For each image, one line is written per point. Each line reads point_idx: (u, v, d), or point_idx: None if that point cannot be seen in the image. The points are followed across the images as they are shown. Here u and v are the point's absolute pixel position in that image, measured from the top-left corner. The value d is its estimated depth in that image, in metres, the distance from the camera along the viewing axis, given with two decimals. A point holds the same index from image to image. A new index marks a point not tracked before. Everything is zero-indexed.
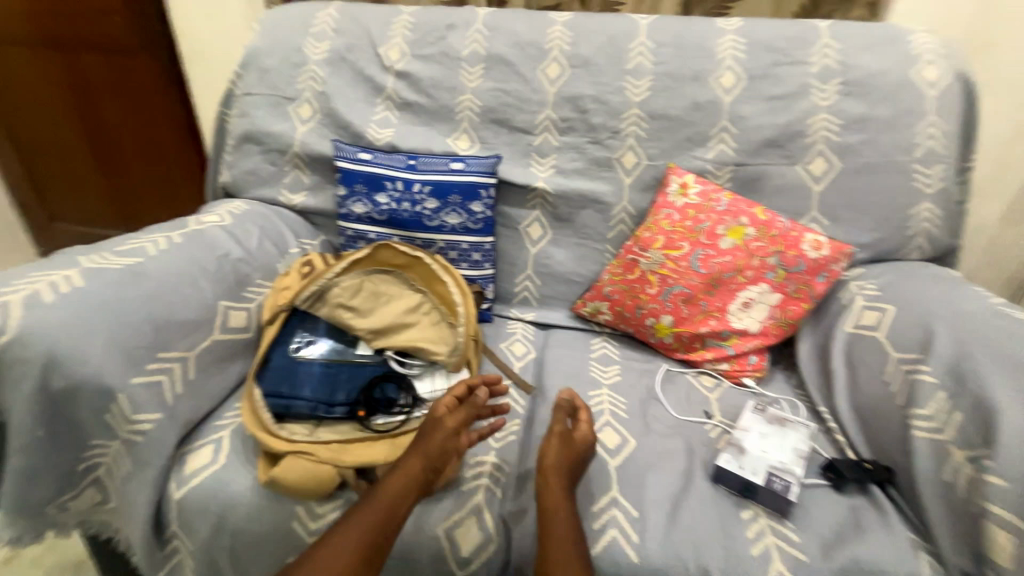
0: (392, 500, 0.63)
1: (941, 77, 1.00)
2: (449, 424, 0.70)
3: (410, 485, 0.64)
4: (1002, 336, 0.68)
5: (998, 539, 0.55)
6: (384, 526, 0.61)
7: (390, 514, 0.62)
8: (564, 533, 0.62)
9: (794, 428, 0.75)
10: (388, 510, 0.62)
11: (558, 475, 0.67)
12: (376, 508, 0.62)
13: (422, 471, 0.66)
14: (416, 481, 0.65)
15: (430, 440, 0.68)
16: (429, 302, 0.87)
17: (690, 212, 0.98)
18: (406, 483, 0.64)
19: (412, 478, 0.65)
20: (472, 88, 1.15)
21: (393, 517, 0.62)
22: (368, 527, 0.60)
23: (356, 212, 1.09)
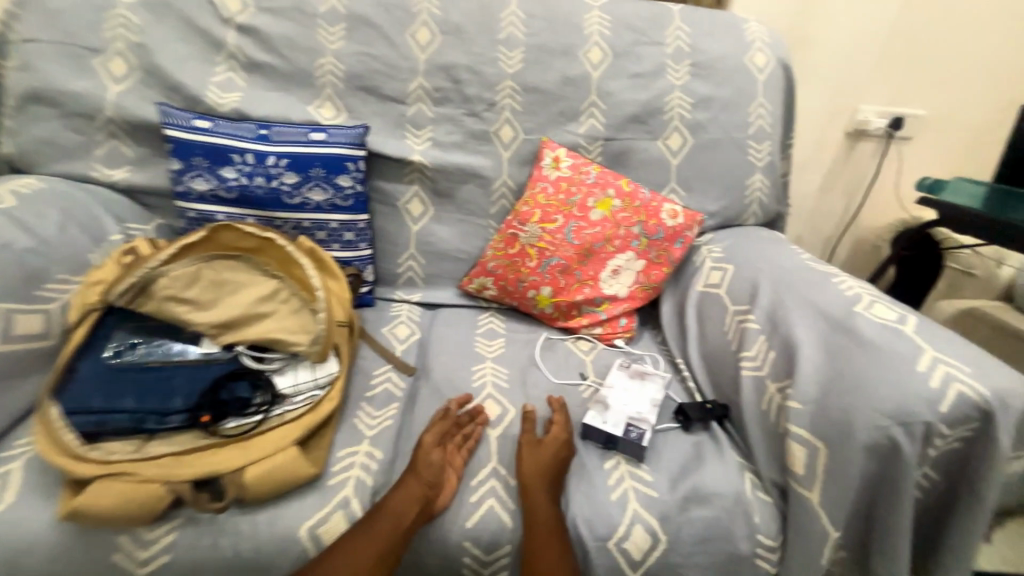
0: (393, 524, 0.60)
1: (770, 63, 1.14)
2: (431, 441, 0.69)
3: (416, 504, 0.62)
4: (807, 284, 0.81)
5: (795, 452, 0.65)
6: (384, 553, 0.58)
7: (393, 539, 0.59)
8: (547, 525, 0.62)
9: (652, 381, 0.83)
10: (391, 534, 0.59)
11: (541, 478, 0.66)
12: (374, 536, 0.59)
13: (416, 489, 0.63)
14: (418, 503, 0.62)
15: (422, 459, 0.66)
16: (287, 288, 0.78)
17: (563, 185, 1.02)
18: (402, 506, 0.61)
19: (410, 499, 0.62)
20: (334, 51, 1.03)
21: (392, 541, 0.59)
22: (368, 555, 0.57)
23: (197, 189, 0.93)
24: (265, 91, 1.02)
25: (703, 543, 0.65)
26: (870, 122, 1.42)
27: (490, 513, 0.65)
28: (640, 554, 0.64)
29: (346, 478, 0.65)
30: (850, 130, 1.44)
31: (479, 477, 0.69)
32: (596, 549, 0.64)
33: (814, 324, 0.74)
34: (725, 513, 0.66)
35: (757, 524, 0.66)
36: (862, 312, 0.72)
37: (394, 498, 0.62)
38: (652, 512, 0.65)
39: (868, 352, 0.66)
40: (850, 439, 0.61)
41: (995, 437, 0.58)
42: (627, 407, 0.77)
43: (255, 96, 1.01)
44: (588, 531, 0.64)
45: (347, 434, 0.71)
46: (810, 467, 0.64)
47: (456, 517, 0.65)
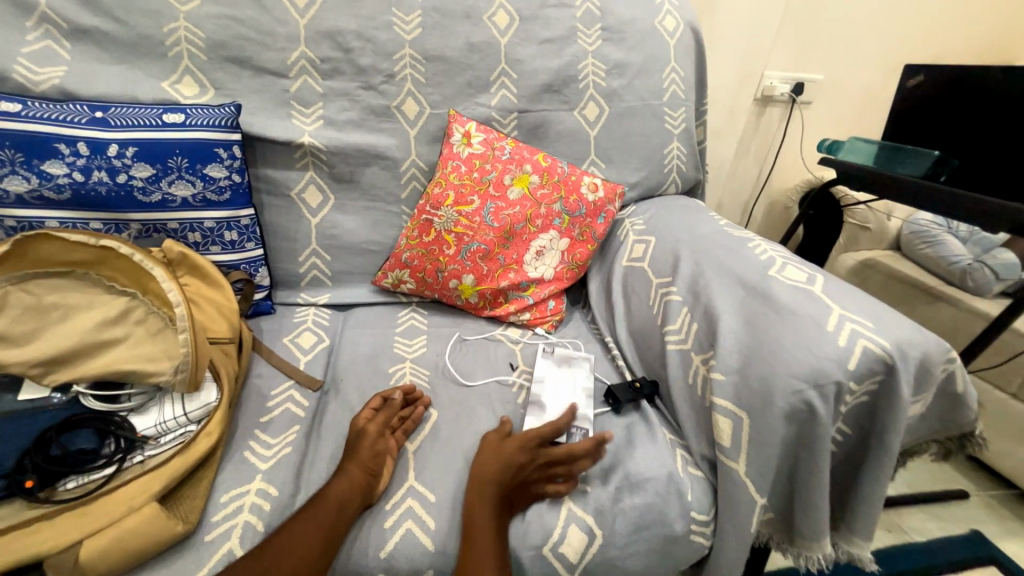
0: (334, 508, 0.56)
1: (680, 27, 1.11)
2: (374, 429, 0.66)
3: (359, 486, 0.59)
4: (723, 251, 0.80)
5: (721, 424, 0.64)
6: (326, 539, 0.54)
7: (335, 526, 0.55)
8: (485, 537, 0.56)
9: (577, 364, 0.83)
10: (332, 520, 0.55)
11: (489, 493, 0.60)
12: (310, 531, 0.54)
13: (358, 477, 0.60)
14: (361, 487, 0.59)
15: (362, 445, 0.63)
16: (140, 307, 0.64)
17: (476, 162, 0.94)
18: (343, 491, 0.58)
19: (353, 485, 0.58)
20: (186, 13, 0.84)
21: (331, 528, 0.55)
22: (307, 543, 0.53)
23: (13, 191, 0.74)
24: (99, 63, 0.83)
25: (639, 530, 0.62)
26: (775, 87, 1.45)
27: (410, 537, 0.58)
28: (576, 555, 0.60)
29: (230, 526, 0.55)
30: (759, 96, 1.48)
31: (396, 497, 0.61)
32: (530, 559, 0.59)
33: (733, 293, 0.73)
34: (659, 496, 0.64)
35: (690, 502, 0.65)
36: (775, 275, 0.72)
37: (335, 485, 0.58)
38: (585, 509, 0.62)
39: (782, 316, 0.65)
40: (771, 407, 0.61)
41: (898, 389, 0.59)
42: (564, 401, 0.76)
43: (85, 71, 0.81)
44: (520, 540, 0.59)
45: (234, 471, 0.60)
46: (735, 438, 0.63)
47: (369, 549, 0.57)
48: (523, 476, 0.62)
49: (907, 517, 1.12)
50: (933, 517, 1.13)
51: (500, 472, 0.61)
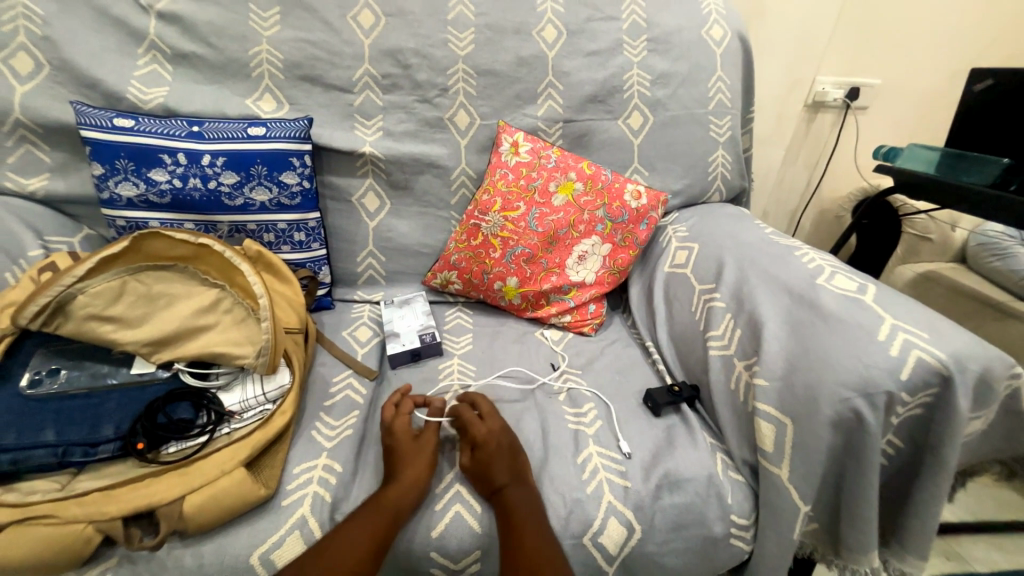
0: (389, 516, 0.58)
1: (727, 35, 1.11)
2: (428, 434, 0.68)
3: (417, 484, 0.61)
4: (770, 258, 0.80)
5: (763, 430, 0.65)
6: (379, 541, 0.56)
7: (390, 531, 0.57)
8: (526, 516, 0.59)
9: (416, 301, 1.01)
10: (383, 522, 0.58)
11: (513, 476, 0.63)
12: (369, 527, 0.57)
13: (412, 484, 0.61)
14: (413, 492, 0.61)
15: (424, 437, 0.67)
16: (229, 297, 0.73)
17: (523, 170, 0.98)
18: (400, 490, 0.60)
19: (406, 489, 0.60)
20: (268, 38, 0.94)
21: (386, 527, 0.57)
22: (363, 544, 0.55)
23: (126, 195, 0.85)
24: (196, 85, 0.94)
25: (678, 529, 0.64)
26: (827, 93, 1.42)
27: (458, 519, 0.62)
28: (615, 548, 0.62)
29: (302, 495, 0.61)
30: (809, 102, 1.45)
31: (445, 482, 0.66)
32: (571, 547, 0.62)
33: (779, 300, 0.73)
34: (699, 497, 0.65)
35: (730, 505, 0.66)
36: (824, 284, 0.71)
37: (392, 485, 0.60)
38: (626, 504, 0.64)
39: (831, 326, 0.65)
40: (816, 414, 0.61)
41: (954, 403, 0.58)
42: (413, 325, 0.93)
43: (185, 91, 0.93)
44: (562, 529, 0.62)
45: (303, 447, 0.67)
46: (779, 444, 0.63)
47: (422, 529, 0.61)
48: (518, 457, 0.66)
49: (968, 545, 1.06)
50: (997, 547, 1.05)
51: (506, 459, 0.64)
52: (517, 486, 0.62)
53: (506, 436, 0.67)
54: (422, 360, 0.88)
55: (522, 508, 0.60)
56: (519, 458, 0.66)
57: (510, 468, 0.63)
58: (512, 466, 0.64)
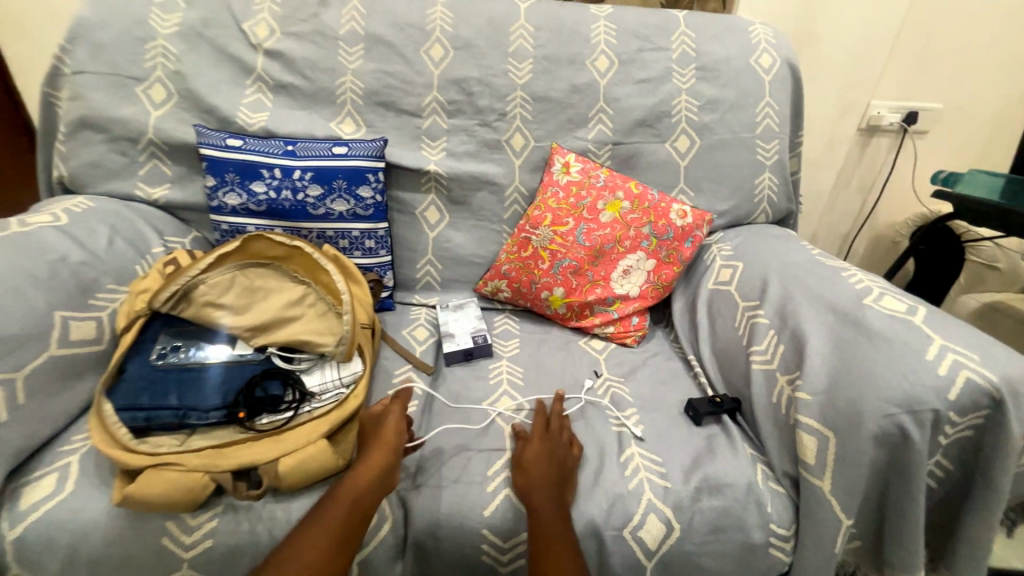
0: (347, 509, 0.61)
1: (776, 63, 1.15)
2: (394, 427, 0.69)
3: (371, 485, 0.63)
4: (815, 278, 0.82)
5: (806, 443, 0.66)
6: (337, 537, 0.59)
7: (348, 527, 0.60)
8: (552, 527, 0.62)
9: (468, 305, 1.08)
10: (340, 525, 0.60)
11: (546, 486, 0.65)
12: (331, 523, 0.59)
13: (373, 477, 0.63)
14: (372, 485, 0.63)
15: (387, 432, 0.68)
16: (314, 293, 0.84)
17: (573, 189, 1.05)
18: (356, 490, 0.62)
19: (364, 481, 0.63)
20: (353, 70, 1.08)
21: (343, 528, 0.60)
22: (322, 543, 0.58)
23: (231, 204, 1.00)
24: (291, 110, 1.09)
25: (716, 531, 0.67)
26: (883, 117, 1.41)
27: (508, 502, 0.68)
28: (654, 542, 0.66)
29: None
30: (863, 126, 1.44)
31: (496, 467, 0.72)
32: (612, 538, 0.66)
33: (824, 318, 0.75)
34: (738, 503, 0.68)
35: (770, 514, 0.68)
36: (871, 304, 0.73)
37: (347, 484, 0.62)
38: (666, 502, 0.67)
39: (877, 343, 0.67)
40: (860, 429, 0.63)
41: (1006, 426, 0.58)
42: (466, 327, 1.00)
43: (282, 116, 1.07)
44: (604, 520, 0.66)
45: None
46: (821, 456, 0.65)
47: (476, 507, 0.68)
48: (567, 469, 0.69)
49: None
50: None
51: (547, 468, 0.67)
52: (547, 495, 0.65)
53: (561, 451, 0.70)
54: (473, 360, 0.95)
55: (548, 517, 0.63)
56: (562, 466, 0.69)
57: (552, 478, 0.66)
58: (553, 476, 0.67)
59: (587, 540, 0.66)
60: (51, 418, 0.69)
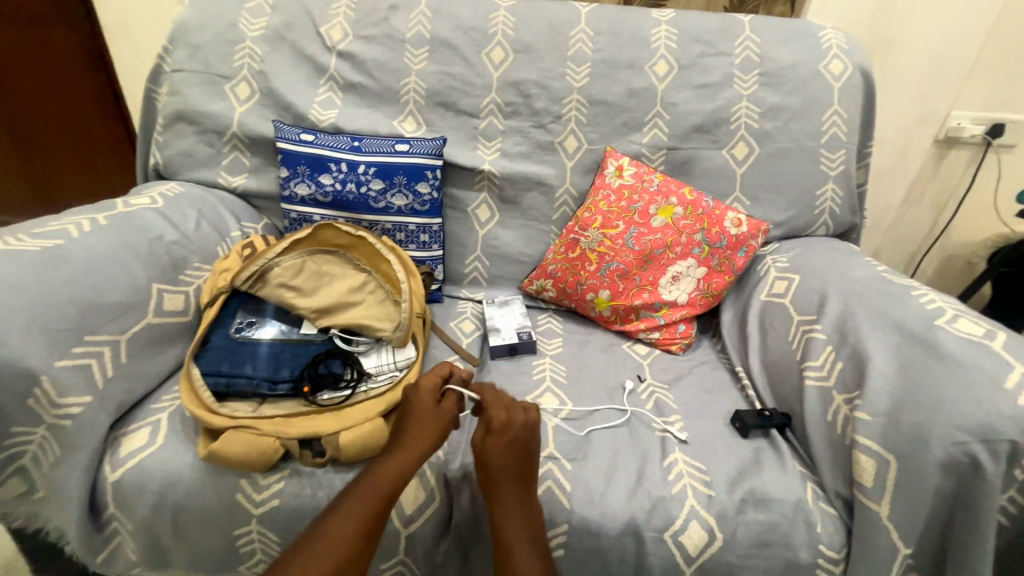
0: (375, 506, 0.62)
1: (847, 70, 1.10)
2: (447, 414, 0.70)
3: (401, 469, 0.65)
4: (880, 295, 0.79)
5: (864, 465, 0.66)
6: (361, 534, 0.60)
7: (370, 524, 0.61)
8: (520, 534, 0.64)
9: (514, 301, 1.10)
10: (374, 509, 0.62)
11: (507, 483, 0.66)
12: (354, 517, 0.61)
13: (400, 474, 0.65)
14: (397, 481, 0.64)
15: (424, 420, 0.68)
16: (374, 281, 0.90)
17: (625, 193, 1.05)
18: (384, 485, 0.63)
19: (393, 476, 0.64)
20: (417, 71, 1.13)
21: (373, 511, 0.62)
22: (343, 538, 0.59)
23: (300, 194, 1.07)
24: (358, 108, 1.15)
25: (760, 546, 0.68)
26: (963, 128, 1.31)
27: (550, 494, 0.70)
28: (695, 549, 0.67)
29: None
30: (940, 138, 1.35)
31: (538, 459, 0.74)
32: (652, 539, 0.68)
33: (888, 337, 0.72)
34: (784, 519, 0.68)
35: (819, 534, 0.68)
36: (943, 326, 0.69)
37: (373, 479, 0.64)
38: (709, 511, 0.69)
39: (948, 367, 0.64)
40: (925, 454, 0.62)
41: None
42: (511, 323, 1.03)
43: (350, 113, 1.14)
44: (645, 522, 0.68)
45: None
46: (879, 481, 0.64)
47: None
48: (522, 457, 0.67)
49: None
50: None
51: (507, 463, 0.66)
52: (508, 489, 0.66)
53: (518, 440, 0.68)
54: (517, 355, 0.98)
55: (508, 516, 0.64)
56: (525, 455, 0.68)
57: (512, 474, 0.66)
58: (513, 472, 0.66)
59: (625, 537, 0.68)
60: (146, 380, 0.77)
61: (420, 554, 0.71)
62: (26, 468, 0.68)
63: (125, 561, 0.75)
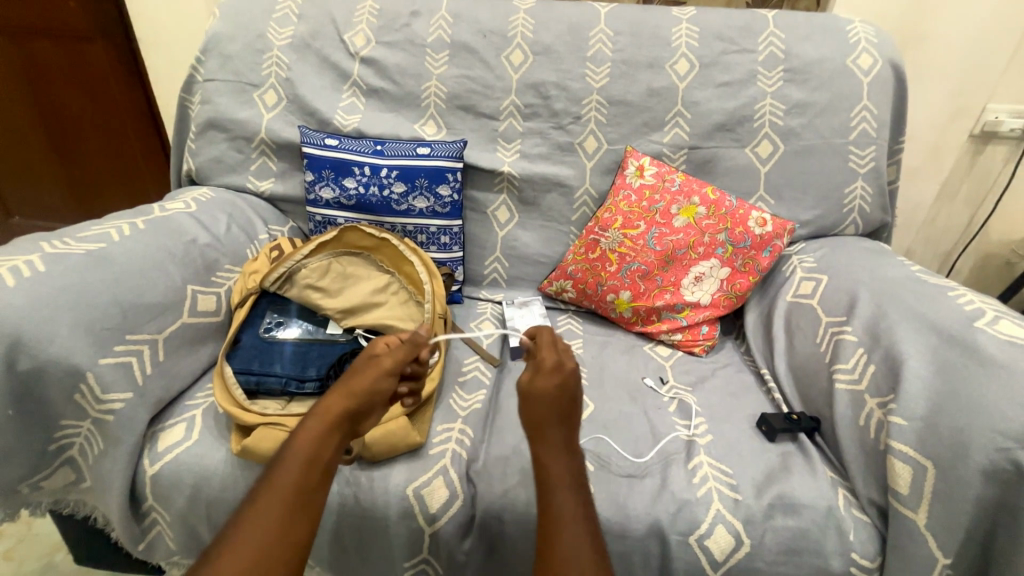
0: (302, 471, 0.58)
1: (877, 64, 1.07)
2: (389, 365, 0.66)
3: (328, 435, 0.61)
4: (916, 296, 0.76)
5: (899, 471, 0.64)
6: (285, 504, 0.55)
7: (298, 494, 0.57)
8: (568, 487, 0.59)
9: (533, 303, 1.12)
10: (295, 484, 0.57)
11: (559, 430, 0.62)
12: (281, 485, 0.57)
13: (326, 432, 0.61)
14: (324, 440, 0.61)
15: (354, 380, 0.65)
16: (397, 282, 0.92)
17: (646, 193, 1.04)
18: (309, 447, 0.60)
19: (316, 436, 0.61)
20: (438, 75, 1.14)
21: (296, 489, 0.57)
22: (265, 511, 0.54)
23: (325, 197, 1.10)
24: (380, 113, 1.16)
25: (790, 554, 0.66)
26: (1001, 122, 1.26)
27: None
28: (721, 554, 0.66)
29: (444, 449, 0.76)
30: (976, 132, 1.30)
31: None
32: (677, 543, 0.67)
33: (923, 340, 0.70)
34: (816, 526, 0.67)
35: (851, 542, 0.66)
36: (983, 328, 0.67)
37: (299, 441, 0.60)
38: (735, 515, 0.68)
39: (988, 370, 0.62)
40: (965, 461, 0.59)
41: None
42: (531, 325, 1.05)
43: (372, 117, 1.15)
44: (670, 524, 0.68)
45: (444, 412, 0.82)
46: (915, 488, 0.63)
47: None
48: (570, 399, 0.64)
49: None
50: None
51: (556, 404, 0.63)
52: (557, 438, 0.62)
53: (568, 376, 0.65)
54: None
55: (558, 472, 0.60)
56: (570, 400, 0.65)
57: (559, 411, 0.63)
58: (561, 417, 0.63)
59: (649, 540, 0.68)
60: (183, 377, 0.81)
61: (443, 553, 0.72)
62: (73, 459, 0.72)
63: (162, 551, 0.78)
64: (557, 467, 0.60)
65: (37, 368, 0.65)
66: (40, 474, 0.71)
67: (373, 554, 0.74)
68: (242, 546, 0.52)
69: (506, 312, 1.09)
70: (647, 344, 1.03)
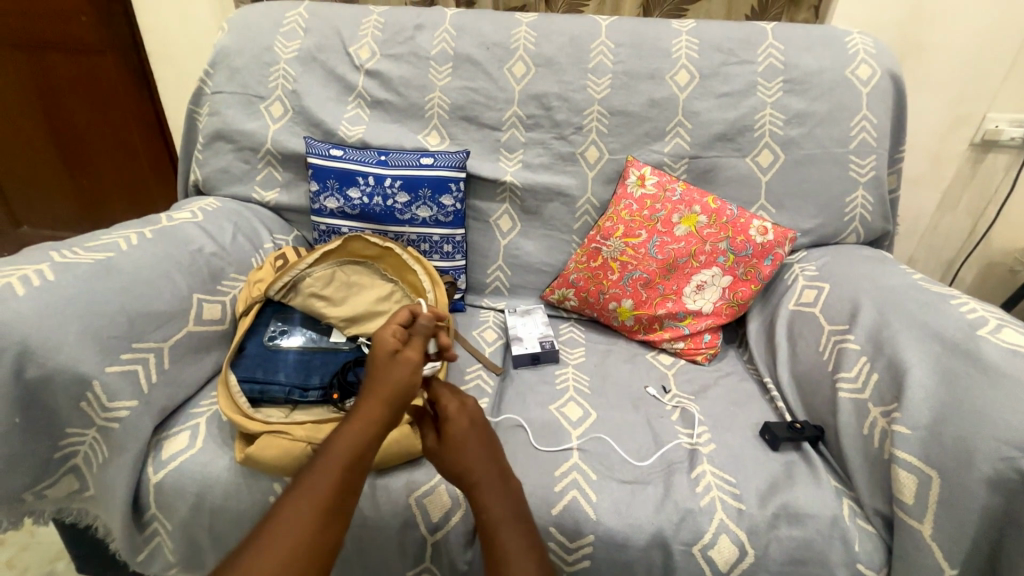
0: (338, 474, 0.58)
1: (876, 74, 1.08)
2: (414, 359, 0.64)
3: (365, 435, 0.60)
4: (919, 305, 0.76)
5: (903, 480, 0.64)
6: (319, 507, 0.55)
7: (336, 497, 0.57)
8: (507, 524, 0.61)
9: (535, 310, 1.10)
10: (331, 487, 0.57)
11: (487, 473, 0.64)
12: (315, 488, 0.57)
13: (360, 434, 0.60)
14: (359, 440, 0.60)
15: (385, 378, 0.62)
16: (399, 290, 0.93)
17: (647, 202, 1.05)
18: (344, 448, 0.59)
19: (350, 439, 0.60)
20: (441, 87, 1.16)
21: (333, 492, 0.57)
22: (300, 517, 0.54)
23: (330, 207, 1.11)
24: (384, 123, 1.18)
25: (795, 564, 0.66)
26: (1002, 131, 1.27)
27: (576, 503, 0.70)
28: (724, 565, 0.66)
29: None
30: (976, 141, 1.30)
31: (563, 468, 0.74)
32: (680, 553, 0.67)
33: (925, 348, 0.70)
34: (821, 536, 0.66)
35: (857, 553, 0.66)
36: (986, 336, 0.67)
37: (334, 443, 0.60)
38: (739, 525, 0.67)
39: (991, 378, 0.62)
40: (970, 470, 0.59)
41: None
42: (533, 333, 1.02)
43: (376, 128, 1.17)
44: (673, 534, 0.67)
45: None
46: (921, 498, 0.62)
47: (544, 505, 0.70)
48: (484, 436, 0.66)
49: None
50: None
51: (478, 447, 0.65)
52: (492, 481, 0.64)
53: (476, 413, 0.68)
54: (540, 363, 0.97)
55: (498, 514, 0.62)
56: (488, 436, 0.67)
57: (485, 450, 0.65)
58: (493, 462, 0.65)
59: (652, 550, 0.68)
60: (187, 385, 0.81)
61: (446, 561, 0.72)
62: (77, 466, 0.72)
63: (164, 560, 0.78)
64: (495, 506, 0.62)
65: (46, 376, 0.66)
66: (44, 482, 0.71)
67: (375, 561, 0.74)
68: (278, 547, 0.52)
69: (508, 321, 1.07)
70: (649, 352, 1.03)
